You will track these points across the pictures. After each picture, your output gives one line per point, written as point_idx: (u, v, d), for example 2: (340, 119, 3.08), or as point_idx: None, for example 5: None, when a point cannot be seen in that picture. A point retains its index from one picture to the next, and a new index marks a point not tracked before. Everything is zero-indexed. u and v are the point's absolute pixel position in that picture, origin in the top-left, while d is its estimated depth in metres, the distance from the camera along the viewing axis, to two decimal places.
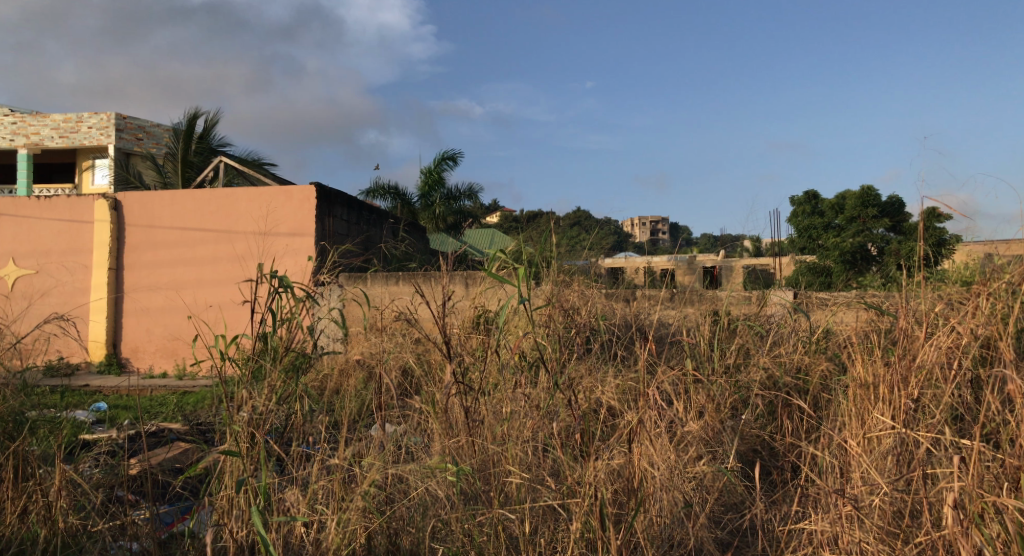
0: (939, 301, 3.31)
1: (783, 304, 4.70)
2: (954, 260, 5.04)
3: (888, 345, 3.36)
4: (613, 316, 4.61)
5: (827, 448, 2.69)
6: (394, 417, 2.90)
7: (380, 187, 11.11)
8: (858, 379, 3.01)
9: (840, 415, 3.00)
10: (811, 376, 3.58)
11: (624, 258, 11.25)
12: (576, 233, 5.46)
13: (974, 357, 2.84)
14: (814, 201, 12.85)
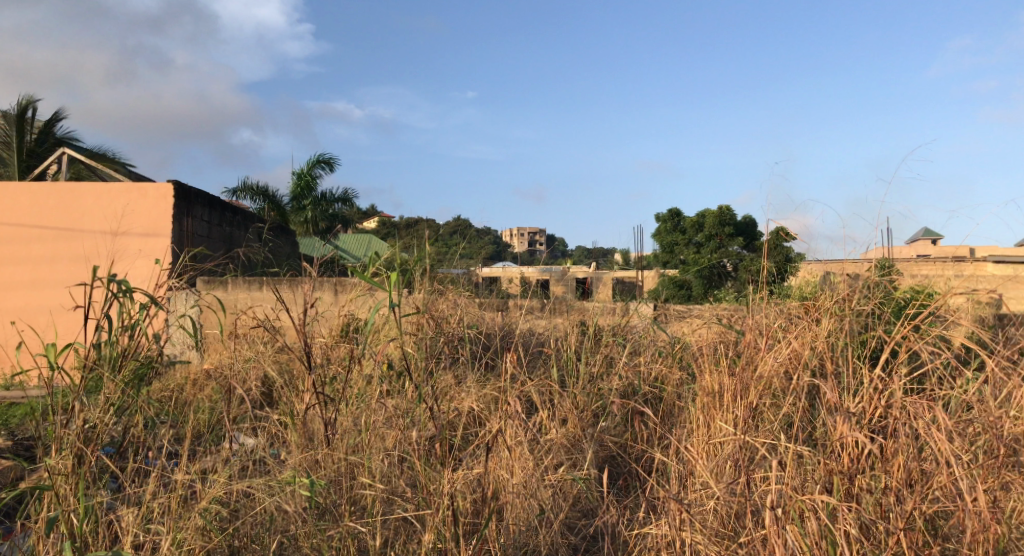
0: (781, 315, 3.58)
1: (645, 316, 4.93)
2: (796, 277, 5.46)
3: (734, 356, 3.59)
4: (482, 324, 4.65)
5: (676, 454, 2.84)
6: (249, 429, 2.80)
7: (249, 186, 10.68)
8: (706, 388, 3.20)
9: (689, 423, 3.18)
10: (667, 385, 3.77)
11: (501, 268, 11.39)
12: (451, 240, 5.47)
13: (809, 367, 3.09)
14: (678, 218, 13.56)
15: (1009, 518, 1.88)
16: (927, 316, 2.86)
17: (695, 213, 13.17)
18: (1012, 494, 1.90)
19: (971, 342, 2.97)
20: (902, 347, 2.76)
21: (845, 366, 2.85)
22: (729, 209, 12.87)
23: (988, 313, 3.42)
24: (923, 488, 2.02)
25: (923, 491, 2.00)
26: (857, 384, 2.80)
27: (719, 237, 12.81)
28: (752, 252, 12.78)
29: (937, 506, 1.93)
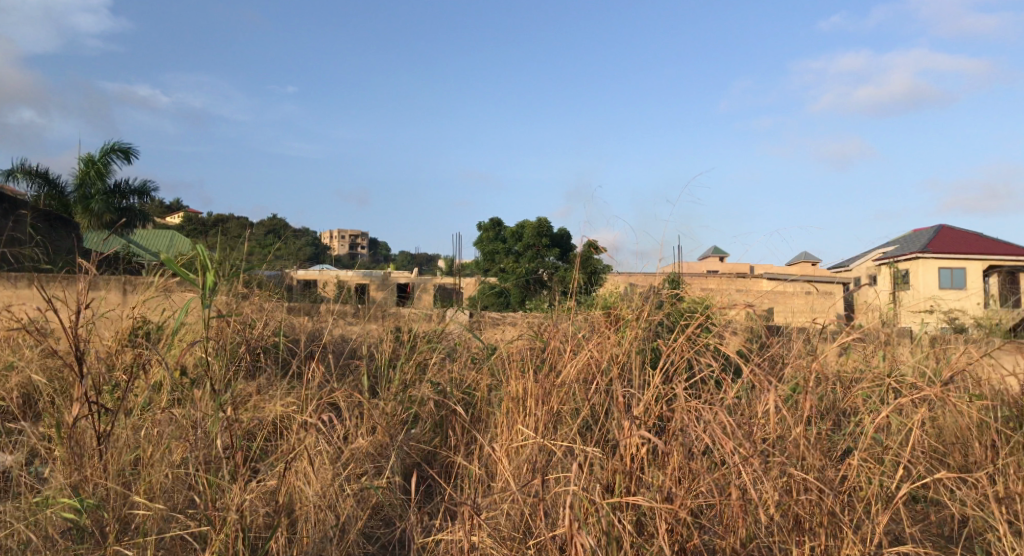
0: (586, 323, 3.77)
1: (459, 323, 4.98)
2: (602, 288, 5.78)
3: (541, 362, 3.73)
4: (291, 330, 4.46)
5: (480, 459, 2.89)
6: (7, 446, 2.48)
7: (25, 170, 9.51)
8: (512, 393, 3.29)
9: (495, 426, 3.25)
10: (477, 390, 3.83)
11: (318, 271, 11.02)
12: (267, 241, 5.19)
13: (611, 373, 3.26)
14: (498, 228, 13.91)
15: (755, 510, 2.12)
16: (708, 328, 3.14)
17: (514, 224, 13.60)
18: (761, 487, 2.14)
19: (744, 352, 3.31)
20: (686, 356, 3.02)
21: (636, 372, 3.06)
22: (547, 221, 13.41)
23: (761, 324, 3.81)
24: (690, 485, 2.22)
25: (689, 488, 2.20)
26: (646, 389, 3.02)
27: (538, 247, 13.31)
28: (566, 263, 13.39)
29: (700, 501, 2.13)
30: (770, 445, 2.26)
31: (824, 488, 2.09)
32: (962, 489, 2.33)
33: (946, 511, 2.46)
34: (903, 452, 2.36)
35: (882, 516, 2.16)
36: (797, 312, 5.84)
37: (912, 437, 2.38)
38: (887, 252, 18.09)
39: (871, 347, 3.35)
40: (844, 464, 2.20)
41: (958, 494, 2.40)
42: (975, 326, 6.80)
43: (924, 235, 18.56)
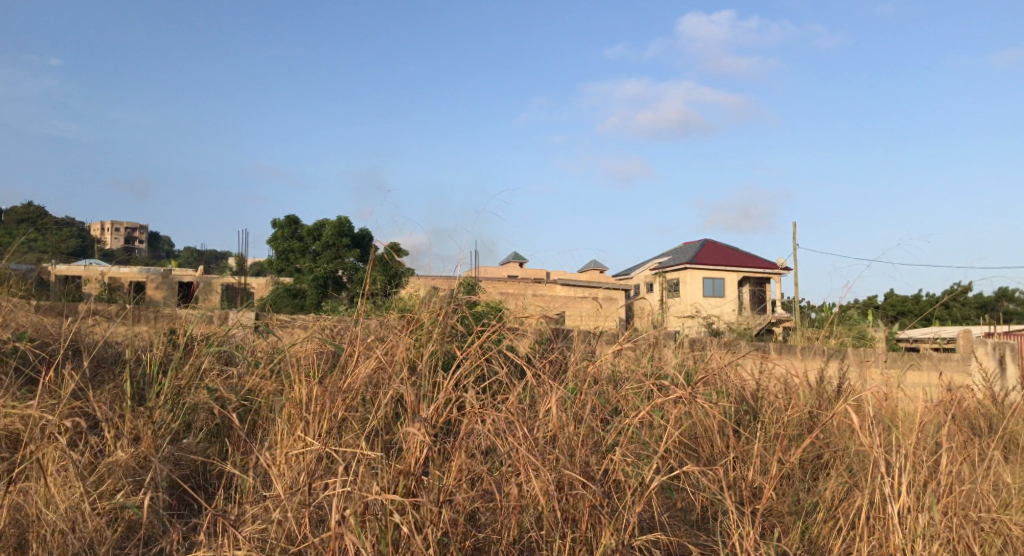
0: (378, 323, 3.69)
1: (244, 324, 4.69)
2: (400, 291, 5.73)
3: (329, 366, 3.60)
4: (42, 331, 3.93)
5: (258, 468, 2.73)
6: None
7: None
8: (296, 398, 3.15)
9: (276, 432, 3.09)
10: (257, 397, 3.60)
11: (84, 265, 9.85)
12: (16, 229, 4.54)
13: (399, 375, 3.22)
14: (295, 226, 13.31)
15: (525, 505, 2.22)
16: (499, 333, 3.23)
17: (313, 222, 13.15)
18: (531, 483, 2.24)
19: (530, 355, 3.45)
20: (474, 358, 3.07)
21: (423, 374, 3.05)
22: (347, 221, 13.11)
23: (548, 328, 3.97)
24: (466, 484, 2.28)
25: (466, 487, 2.25)
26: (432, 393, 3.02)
27: (336, 248, 12.94)
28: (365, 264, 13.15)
29: (474, 501, 2.18)
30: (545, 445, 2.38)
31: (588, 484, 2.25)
32: (705, 480, 2.60)
33: (691, 500, 2.75)
34: (658, 448, 2.60)
35: (638, 506, 2.36)
36: (583, 317, 6.19)
37: (667, 434, 2.61)
38: (663, 263, 19.80)
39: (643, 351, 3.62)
40: (609, 459, 2.38)
41: (700, 483, 2.69)
42: (731, 331, 7.65)
43: (693, 248, 20.58)
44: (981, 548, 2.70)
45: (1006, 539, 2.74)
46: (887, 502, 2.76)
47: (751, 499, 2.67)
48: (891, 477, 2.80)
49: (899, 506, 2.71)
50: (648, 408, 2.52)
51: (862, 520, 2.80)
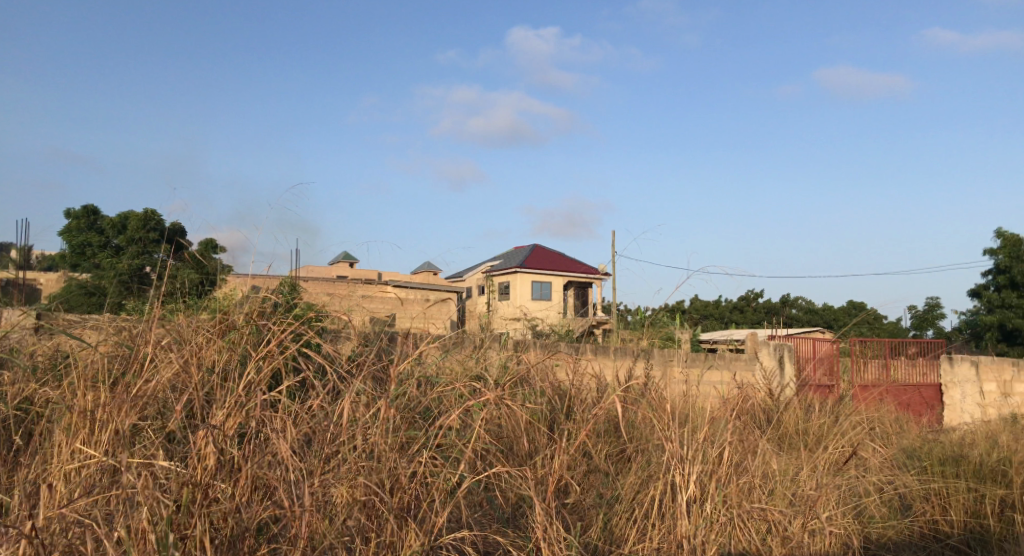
0: (183, 323, 3.41)
1: (24, 324, 4.15)
2: (213, 292, 5.34)
3: (119, 367, 3.26)
4: None
5: (26, 483, 2.44)
6: None
7: None
8: (77, 404, 2.82)
9: (52, 444, 2.76)
10: (34, 405, 3.19)
11: None
12: None
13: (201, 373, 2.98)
14: (93, 216, 12.07)
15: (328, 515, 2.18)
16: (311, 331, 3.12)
17: (115, 213, 12.01)
18: (335, 491, 2.21)
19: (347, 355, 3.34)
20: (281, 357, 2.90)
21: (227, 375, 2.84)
22: (155, 214, 12.10)
23: (371, 331, 3.88)
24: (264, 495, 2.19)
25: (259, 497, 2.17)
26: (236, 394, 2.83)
27: (142, 242, 11.86)
28: None
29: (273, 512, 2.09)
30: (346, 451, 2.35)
31: (388, 491, 2.25)
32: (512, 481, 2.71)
33: (498, 499, 2.84)
34: (465, 451, 2.66)
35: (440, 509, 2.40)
36: (410, 319, 6.13)
37: (476, 438, 2.66)
38: (492, 266, 20.13)
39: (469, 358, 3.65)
40: (411, 462, 2.39)
41: (507, 484, 2.78)
42: (553, 334, 7.92)
43: (521, 253, 21.15)
44: (747, 534, 3.02)
45: (771, 524, 3.08)
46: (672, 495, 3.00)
47: (551, 496, 2.80)
48: (675, 472, 3.05)
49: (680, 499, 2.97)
50: (457, 412, 2.54)
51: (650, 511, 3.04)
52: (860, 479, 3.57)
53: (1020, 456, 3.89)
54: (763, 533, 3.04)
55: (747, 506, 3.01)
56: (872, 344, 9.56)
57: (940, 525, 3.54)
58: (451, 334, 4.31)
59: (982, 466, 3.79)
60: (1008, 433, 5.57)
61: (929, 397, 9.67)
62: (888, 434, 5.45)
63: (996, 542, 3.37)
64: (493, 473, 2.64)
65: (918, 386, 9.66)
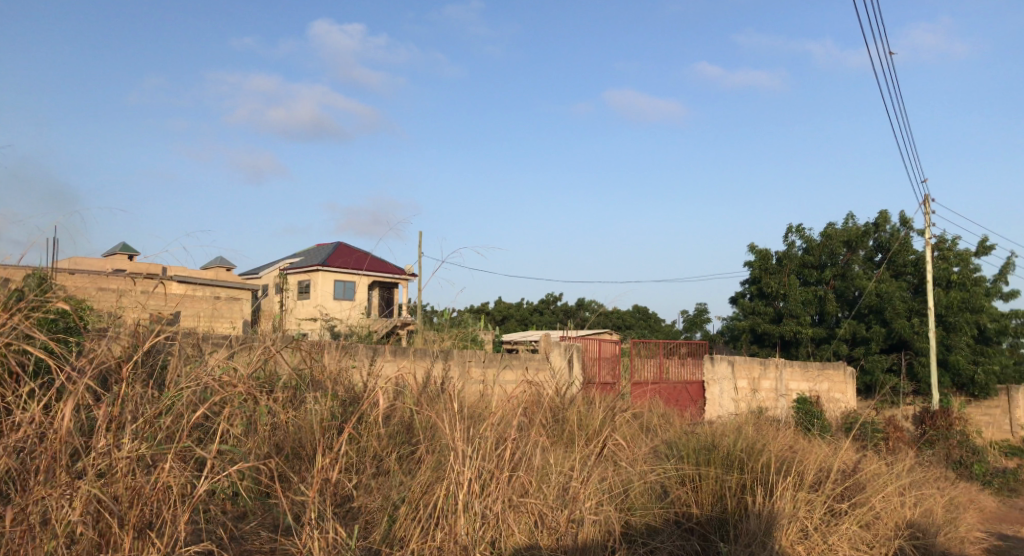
0: None
1: None
2: None
3: None
4: None
5: None
6: None
7: None
8: None
9: None
10: None
11: None
12: None
13: None
14: None
15: (60, 535, 2.17)
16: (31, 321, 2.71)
17: None
18: (65, 511, 2.18)
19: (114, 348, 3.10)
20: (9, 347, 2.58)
21: None
22: None
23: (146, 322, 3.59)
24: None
25: None
26: None
27: None
28: None
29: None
30: (81, 462, 2.25)
31: (126, 507, 2.23)
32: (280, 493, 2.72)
33: (279, 505, 2.83)
34: (212, 451, 2.55)
35: (188, 516, 2.35)
36: (195, 318, 5.72)
37: (231, 444, 2.59)
38: (292, 264, 19.35)
39: (257, 362, 3.53)
40: (162, 470, 2.33)
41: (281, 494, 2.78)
42: (351, 334, 7.77)
43: (323, 250, 20.53)
44: (518, 527, 3.24)
45: (538, 517, 3.31)
46: (451, 494, 3.13)
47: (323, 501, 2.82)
48: (452, 473, 3.18)
49: (455, 497, 3.11)
50: (205, 411, 2.43)
51: (430, 510, 3.16)
52: (626, 471, 3.92)
53: (759, 444, 4.45)
54: (533, 526, 3.27)
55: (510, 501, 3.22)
56: (651, 346, 10.43)
57: (690, 509, 3.96)
58: (238, 337, 4.10)
59: (728, 453, 4.29)
60: (752, 424, 6.38)
61: (695, 393, 10.76)
62: (657, 428, 6.01)
63: (732, 521, 3.86)
64: (239, 477, 2.57)
65: (686, 383, 10.69)
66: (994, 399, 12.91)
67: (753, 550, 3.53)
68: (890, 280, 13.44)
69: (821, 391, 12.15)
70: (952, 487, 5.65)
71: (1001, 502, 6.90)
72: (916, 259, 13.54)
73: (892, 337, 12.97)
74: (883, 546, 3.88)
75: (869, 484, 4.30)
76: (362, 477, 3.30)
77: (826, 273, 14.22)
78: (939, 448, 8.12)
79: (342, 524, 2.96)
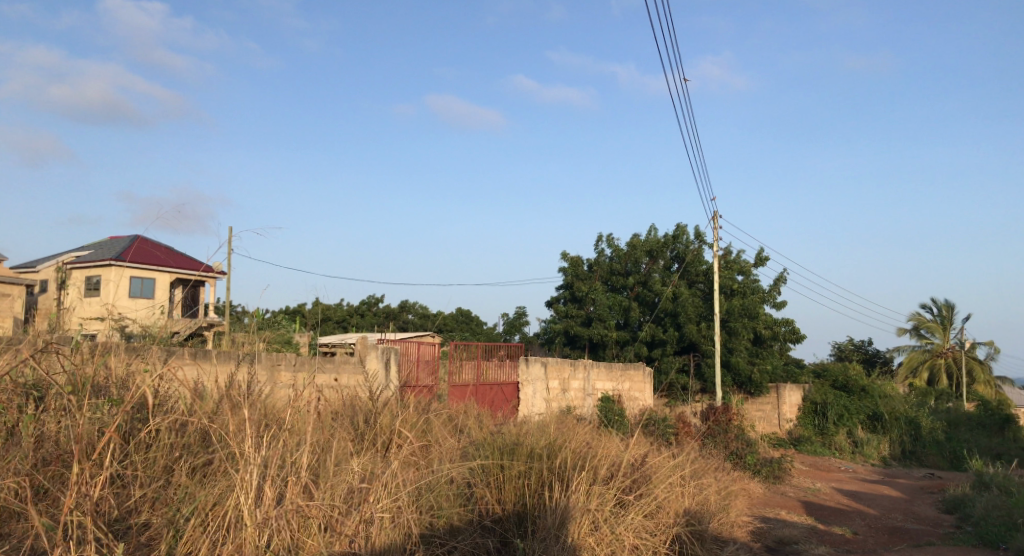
0: None
1: None
2: None
3: None
4: None
5: None
6: None
7: None
8: None
9: None
10: None
11: None
12: None
13: None
14: None
15: None
16: None
17: None
18: None
19: None
20: None
21: None
22: None
23: None
24: None
25: None
26: None
27: None
28: None
29: None
30: None
31: None
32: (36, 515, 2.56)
33: (38, 527, 2.61)
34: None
35: None
36: None
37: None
38: (80, 257, 17.47)
39: (23, 368, 3.20)
40: None
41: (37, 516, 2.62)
42: (145, 336, 7.13)
43: (119, 244, 18.75)
44: (312, 535, 3.17)
45: (329, 521, 3.26)
46: (241, 505, 3.01)
47: (87, 519, 2.64)
48: (242, 481, 3.06)
49: (243, 508, 3.00)
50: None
51: (219, 523, 3.01)
52: (432, 471, 3.95)
53: (559, 441, 4.68)
54: (329, 533, 3.21)
55: (304, 506, 3.15)
56: (467, 348, 10.58)
57: (490, 509, 4.08)
58: (7, 339, 3.65)
59: (529, 451, 4.45)
60: (558, 423, 6.68)
61: (509, 394, 11.06)
62: (467, 428, 6.12)
63: (531, 517, 4.03)
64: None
65: (501, 385, 10.95)
66: (767, 395, 14.50)
67: (546, 545, 3.70)
68: (685, 288, 14.70)
69: (623, 391, 12.99)
70: (727, 477, 6.26)
71: (767, 488, 7.77)
72: (708, 269, 14.91)
73: (685, 340, 14.18)
74: (662, 533, 4.23)
75: (653, 476, 4.66)
76: (146, 492, 3.08)
77: (631, 280, 15.31)
78: (720, 441, 8.97)
79: (115, 542, 2.79)
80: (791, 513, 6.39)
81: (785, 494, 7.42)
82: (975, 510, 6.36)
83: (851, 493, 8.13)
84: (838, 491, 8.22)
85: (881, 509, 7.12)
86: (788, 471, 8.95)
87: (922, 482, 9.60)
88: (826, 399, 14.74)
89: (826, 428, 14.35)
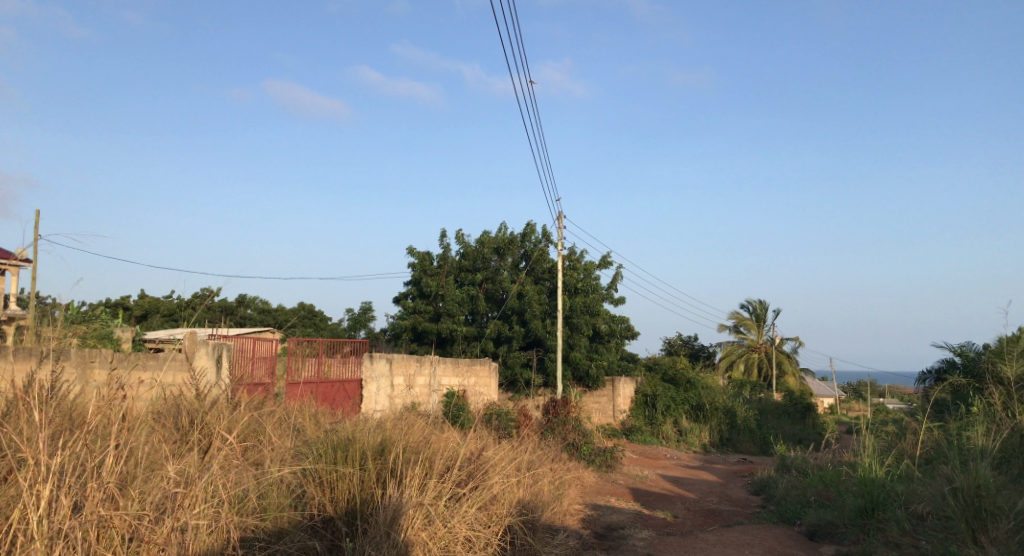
0: None
1: None
2: None
3: None
4: None
5: None
6: None
7: None
8: None
9: None
10: None
11: None
12: None
13: None
14: None
15: None
16: None
17: None
18: None
19: None
20: None
21: None
22: None
23: None
24: None
25: None
26: None
27: None
28: None
29: None
30: None
31: None
32: None
33: None
34: None
35: None
36: None
37: None
38: None
39: None
40: None
41: None
42: None
43: None
44: (112, 547, 2.95)
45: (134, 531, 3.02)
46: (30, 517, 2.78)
47: None
48: (31, 492, 2.81)
49: (31, 521, 2.76)
50: None
51: (3, 540, 2.77)
52: (258, 471, 3.78)
53: (397, 436, 4.63)
54: (136, 543, 3.00)
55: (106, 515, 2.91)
56: (308, 344, 10.23)
57: (322, 509, 3.95)
58: None
59: (366, 447, 4.36)
60: (397, 419, 6.63)
61: (351, 391, 10.78)
62: (301, 426, 5.90)
63: (362, 516, 3.96)
64: None
65: (343, 382, 10.65)
66: (603, 388, 15.19)
67: (377, 543, 3.65)
68: (531, 285, 15.07)
69: (468, 386, 13.09)
70: (561, 467, 6.49)
71: (599, 476, 8.16)
72: (552, 267, 15.40)
73: (529, 336, 14.56)
74: (495, 524, 4.30)
75: (489, 467, 4.74)
76: None
77: (478, 276, 15.46)
78: (558, 433, 9.29)
79: None
80: (620, 500, 6.72)
81: (615, 482, 7.80)
82: (778, 491, 7.01)
83: (674, 479, 8.71)
84: (663, 478, 8.79)
85: (699, 493, 7.68)
86: (620, 459, 9.42)
87: (735, 466, 10.46)
88: (655, 391, 15.67)
89: (655, 418, 15.24)
